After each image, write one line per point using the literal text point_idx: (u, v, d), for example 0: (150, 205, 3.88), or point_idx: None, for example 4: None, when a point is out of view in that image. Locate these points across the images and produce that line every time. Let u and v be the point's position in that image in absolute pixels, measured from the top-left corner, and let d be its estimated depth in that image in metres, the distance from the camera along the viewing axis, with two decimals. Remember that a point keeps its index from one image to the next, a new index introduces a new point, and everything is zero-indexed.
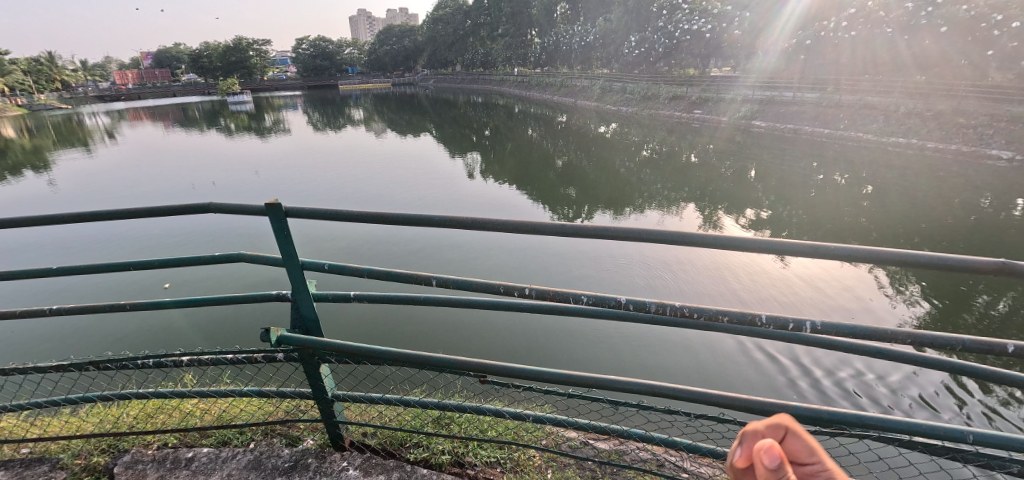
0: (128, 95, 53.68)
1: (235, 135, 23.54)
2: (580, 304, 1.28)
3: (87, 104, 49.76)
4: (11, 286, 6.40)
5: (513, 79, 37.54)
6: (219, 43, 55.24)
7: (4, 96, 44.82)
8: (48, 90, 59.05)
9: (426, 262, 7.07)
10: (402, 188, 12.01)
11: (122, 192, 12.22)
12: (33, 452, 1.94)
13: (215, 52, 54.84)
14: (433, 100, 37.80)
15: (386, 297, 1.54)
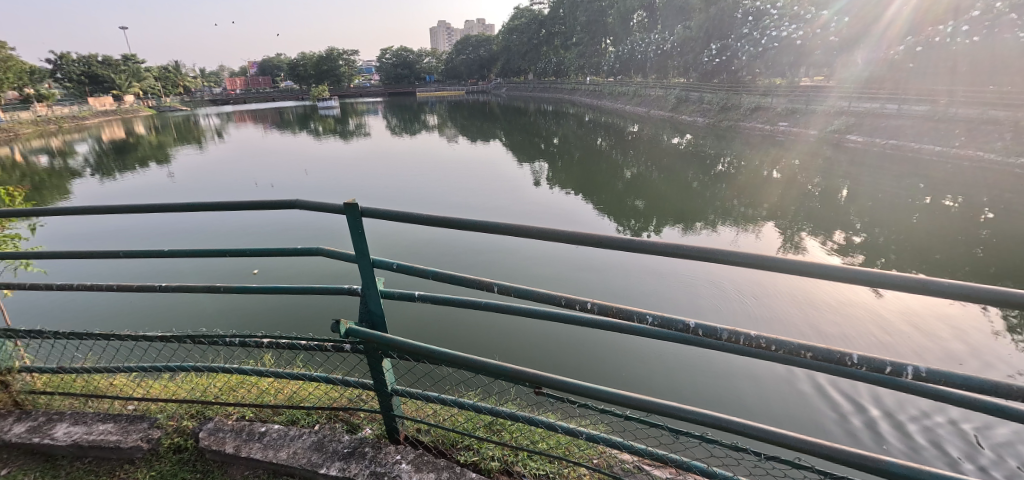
0: (239, 100, 60.79)
1: (323, 137, 25.71)
2: (645, 324, 1.22)
3: (206, 107, 57.08)
4: (135, 262, 7.42)
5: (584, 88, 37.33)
6: (316, 54, 60.89)
7: (144, 99, 52.63)
8: (177, 95, 68.55)
9: (487, 267, 7.23)
10: (470, 193, 12.36)
11: (228, 186, 13.79)
12: (138, 409, 2.20)
13: (312, 62, 60.47)
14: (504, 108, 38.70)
15: (449, 299, 1.57)
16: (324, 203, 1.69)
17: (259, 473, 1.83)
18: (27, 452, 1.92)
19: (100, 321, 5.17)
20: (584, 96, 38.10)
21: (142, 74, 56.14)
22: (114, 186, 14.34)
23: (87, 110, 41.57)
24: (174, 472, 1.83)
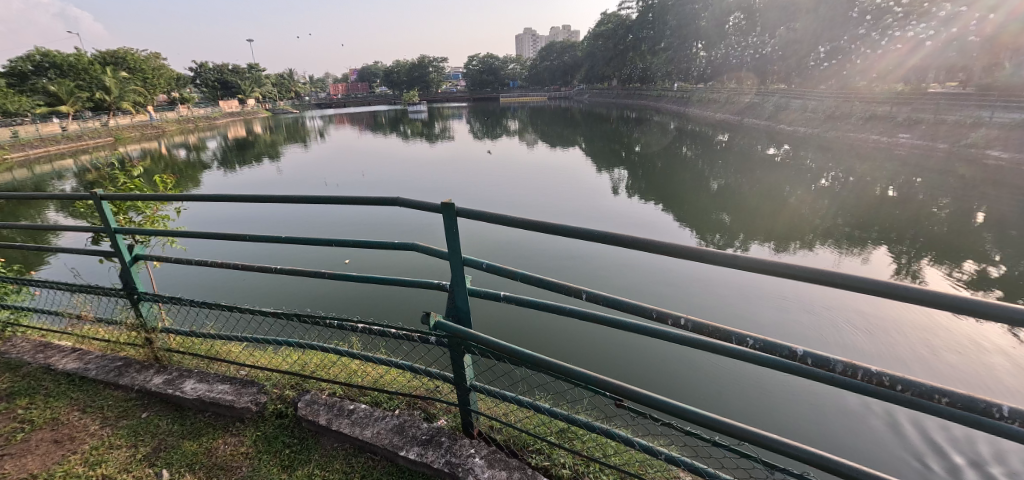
0: (340, 105, 66.78)
1: (411, 140, 27.36)
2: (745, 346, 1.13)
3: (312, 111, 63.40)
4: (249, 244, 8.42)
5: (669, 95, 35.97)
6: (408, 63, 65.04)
7: (262, 103, 59.71)
8: (290, 99, 77.07)
9: (560, 271, 7.23)
10: (549, 198, 12.43)
11: (328, 182, 15.18)
12: (248, 375, 2.46)
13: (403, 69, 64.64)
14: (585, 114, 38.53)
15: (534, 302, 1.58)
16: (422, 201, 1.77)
17: (346, 447, 1.97)
18: (161, 401, 2.23)
19: (218, 294, 5.92)
20: (670, 103, 36.73)
21: (263, 81, 63.81)
22: (239, 177, 16.47)
23: (219, 113, 48.28)
24: (275, 435, 2.02)
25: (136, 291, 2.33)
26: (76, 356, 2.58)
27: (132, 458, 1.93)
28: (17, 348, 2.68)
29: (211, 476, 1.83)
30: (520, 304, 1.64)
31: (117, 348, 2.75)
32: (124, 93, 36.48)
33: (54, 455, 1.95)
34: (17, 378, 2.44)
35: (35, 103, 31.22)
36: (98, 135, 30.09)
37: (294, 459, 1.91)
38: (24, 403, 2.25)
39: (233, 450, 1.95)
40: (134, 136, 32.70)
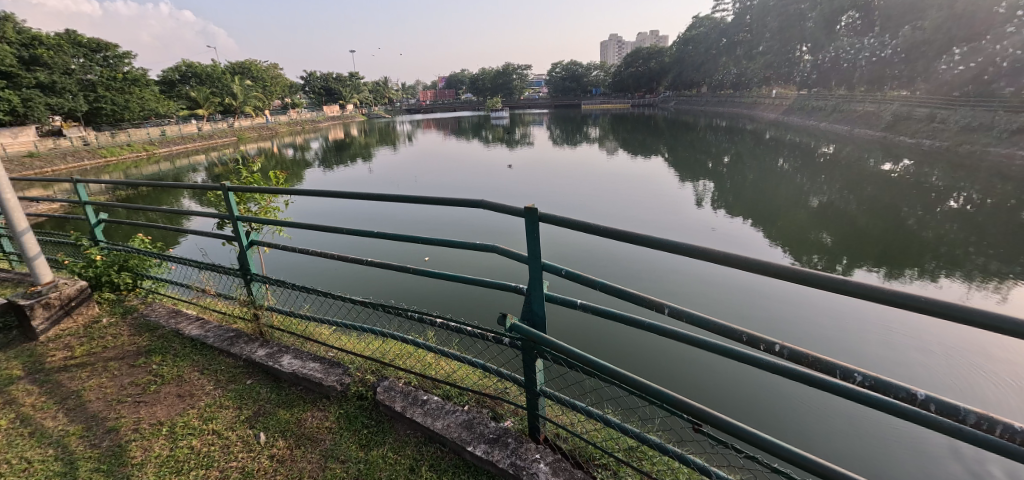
0: (427, 111, 71.01)
1: (492, 145, 28.27)
2: (851, 383, 1.00)
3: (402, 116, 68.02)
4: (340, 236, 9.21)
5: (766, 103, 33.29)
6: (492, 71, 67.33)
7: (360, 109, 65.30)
8: (383, 105, 83.45)
9: (635, 281, 7.00)
10: (627, 207, 12.10)
11: (414, 183, 16.14)
12: (335, 357, 2.67)
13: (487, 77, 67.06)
14: (669, 122, 37.08)
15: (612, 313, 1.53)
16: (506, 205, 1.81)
17: (417, 435, 2.05)
18: (262, 372, 2.50)
19: (311, 279, 6.55)
20: (766, 111, 34.04)
21: (362, 88, 69.74)
22: (338, 175, 18.14)
23: (323, 117, 53.66)
24: (355, 415, 2.16)
25: (249, 272, 2.64)
26: (198, 324, 2.99)
27: (236, 418, 2.17)
28: (155, 312, 3.18)
29: (299, 444, 2.01)
30: (597, 313, 1.60)
31: (230, 321, 3.13)
32: (248, 99, 42.06)
33: (177, 407, 2.26)
34: (153, 338, 2.88)
35: (183, 108, 37.17)
36: (225, 135, 34.95)
37: (371, 439, 2.03)
38: (158, 360, 2.65)
39: (319, 423, 2.13)
40: (254, 137, 37.49)
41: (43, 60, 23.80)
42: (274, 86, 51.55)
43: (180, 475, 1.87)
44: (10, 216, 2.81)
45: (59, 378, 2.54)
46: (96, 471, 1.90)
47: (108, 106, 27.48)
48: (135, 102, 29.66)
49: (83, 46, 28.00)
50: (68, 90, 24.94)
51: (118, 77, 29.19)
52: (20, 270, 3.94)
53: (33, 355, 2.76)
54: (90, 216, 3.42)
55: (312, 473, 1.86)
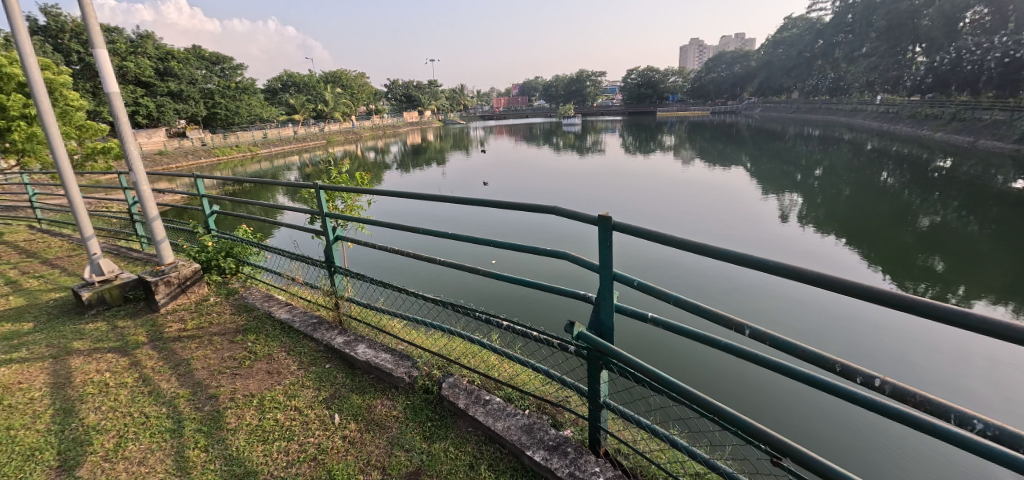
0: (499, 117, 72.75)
1: (562, 152, 28.32)
2: (969, 430, 0.86)
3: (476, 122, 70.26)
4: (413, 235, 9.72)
5: (868, 110, 29.97)
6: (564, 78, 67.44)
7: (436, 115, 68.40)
8: (457, 111, 86.78)
9: (708, 294, 6.62)
10: (703, 219, 11.48)
11: (484, 188, 16.61)
12: (405, 350, 2.81)
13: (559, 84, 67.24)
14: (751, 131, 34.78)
15: (686, 331, 1.43)
16: (578, 213, 1.77)
17: (478, 434, 2.08)
18: (340, 358, 2.69)
19: (384, 274, 6.97)
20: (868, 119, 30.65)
21: (439, 96, 73.16)
22: (415, 178, 19.15)
23: (402, 123, 56.93)
24: (421, 407, 2.25)
25: (333, 264, 2.86)
26: (288, 308, 3.29)
27: (316, 398, 2.36)
28: (252, 295, 3.55)
29: (369, 429, 2.13)
30: (670, 329, 1.50)
31: (314, 308, 3.42)
32: (337, 105, 45.81)
33: (266, 383, 2.50)
34: (250, 318, 3.21)
35: (283, 114, 41.38)
36: (316, 139, 38.34)
37: (434, 432, 2.10)
38: (252, 338, 2.95)
39: (387, 411, 2.24)
40: (342, 140, 40.78)
41: (176, 72, 27.78)
42: (360, 93, 55.67)
43: (266, 443, 2.06)
44: (146, 205, 3.29)
45: (173, 346, 2.92)
46: (199, 431, 2.16)
47: (223, 111, 31.37)
48: (245, 108, 33.55)
49: (206, 59, 32.25)
50: (194, 98, 28.86)
51: (233, 86, 33.25)
52: (150, 252, 4.60)
53: (155, 324, 3.20)
54: (204, 207, 3.90)
55: (379, 457, 1.96)
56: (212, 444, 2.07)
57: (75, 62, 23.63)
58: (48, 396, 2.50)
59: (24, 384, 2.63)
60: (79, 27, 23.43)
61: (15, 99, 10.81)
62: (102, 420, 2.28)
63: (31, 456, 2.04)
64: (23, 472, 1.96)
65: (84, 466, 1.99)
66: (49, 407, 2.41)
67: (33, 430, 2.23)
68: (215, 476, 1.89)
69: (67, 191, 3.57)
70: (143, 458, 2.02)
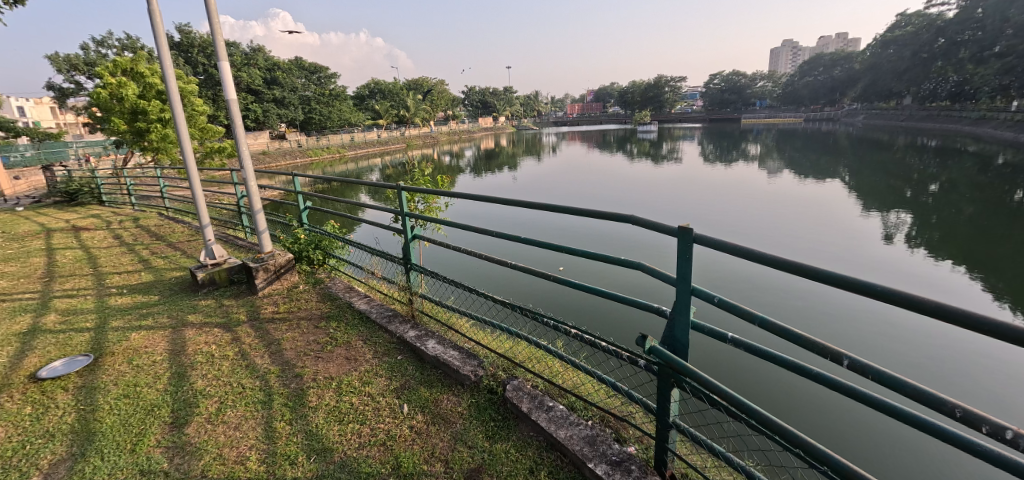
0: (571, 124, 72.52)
1: (636, 160, 27.59)
2: None
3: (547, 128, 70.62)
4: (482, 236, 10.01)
5: (1004, 117, 25.70)
6: (641, 84, 65.80)
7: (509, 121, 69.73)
8: (530, 117, 87.87)
9: (792, 315, 6.07)
10: (790, 235, 10.55)
11: (555, 194, 16.66)
12: (472, 349, 2.88)
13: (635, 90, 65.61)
14: (850, 140, 31.44)
15: (771, 356, 1.29)
16: (656, 223, 1.69)
17: (540, 439, 2.08)
18: (411, 351, 2.83)
19: (453, 274, 7.25)
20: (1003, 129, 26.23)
21: (512, 102, 74.60)
22: (487, 181, 19.70)
23: (476, 128, 58.74)
24: (485, 406, 2.30)
25: (410, 262, 3.02)
26: (366, 299, 3.53)
27: (387, 386, 2.49)
28: (336, 285, 3.85)
29: (434, 421, 2.21)
30: (750, 351, 1.37)
31: (389, 301, 3.63)
32: (418, 111, 48.42)
33: (344, 368, 2.69)
34: (333, 306, 3.49)
35: (369, 119, 44.51)
36: (397, 143, 40.79)
37: (497, 432, 2.13)
38: (334, 325, 3.20)
39: (453, 406, 2.31)
40: (420, 144, 43.03)
41: (281, 81, 31.02)
42: (439, 100, 58.31)
43: (341, 424, 2.22)
44: (253, 199, 3.70)
45: (267, 327, 3.24)
46: (285, 405, 2.38)
47: (318, 116, 34.49)
48: (336, 113, 36.61)
49: (306, 69, 35.70)
50: (294, 104, 32.02)
51: (327, 93, 36.46)
52: (252, 241, 5.17)
53: (254, 305, 3.59)
54: (298, 202, 4.30)
55: (443, 450, 2.02)
56: (295, 419, 2.27)
57: (203, 73, 27.29)
58: (167, 361, 2.89)
59: (150, 348, 3.07)
60: (206, 42, 26.98)
61: (155, 104, 12.71)
62: (207, 386, 2.59)
63: (151, 411, 2.38)
64: (145, 424, 2.29)
65: (191, 425, 2.28)
66: (167, 370, 2.79)
67: (154, 388, 2.60)
68: (297, 448, 2.07)
69: (191, 185, 4.10)
70: (238, 423, 2.27)
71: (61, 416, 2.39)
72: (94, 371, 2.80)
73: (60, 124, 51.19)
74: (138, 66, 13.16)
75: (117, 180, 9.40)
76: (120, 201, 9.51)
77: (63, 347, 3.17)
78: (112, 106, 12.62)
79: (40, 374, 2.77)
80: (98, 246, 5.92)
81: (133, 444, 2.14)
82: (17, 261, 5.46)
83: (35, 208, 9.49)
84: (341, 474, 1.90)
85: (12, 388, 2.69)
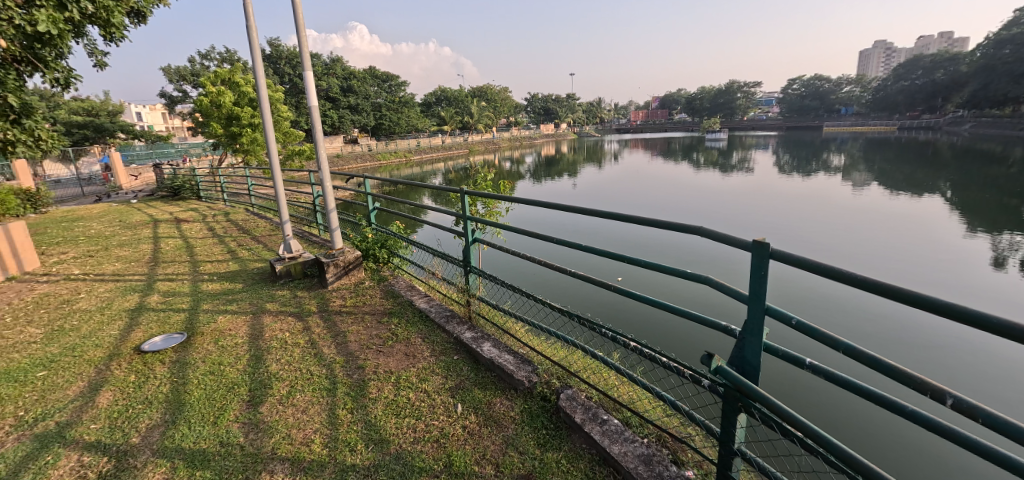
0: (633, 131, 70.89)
1: (702, 169, 26.37)
2: None
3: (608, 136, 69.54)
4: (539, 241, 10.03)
5: None
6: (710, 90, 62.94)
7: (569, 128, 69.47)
8: (591, 124, 87.02)
9: (878, 343, 5.45)
10: (878, 254, 9.55)
11: (614, 202, 16.35)
12: (527, 355, 2.88)
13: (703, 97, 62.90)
14: (956, 151, 27.90)
15: (860, 389, 1.14)
16: (728, 235, 1.55)
17: (593, 452, 2.01)
18: (467, 352, 2.88)
19: (509, 278, 7.35)
20: None
21: (573, 109, 74.33)
22: (546, 188, 19.76)
23: (537, 134, 59.06)
24: (537, 413, 2.28)
25: (469, 264, 3.08)
26: (426, 299, 3.66)
27: (442, 385, 2.56)
28: (399, 283, 4.02)
29: (487, 423, 2.23)
30: (833, 381, 1.21)
31: (448, 302, 3.73)
32: (481, 118, 49.68)
33: (403, 363, 2.79)
34: (395, 303, 3.65)
35: (434, 125, 46.32)
36: (459, 148, 42.06)
37: (548, 441, 2.10)
38: (396, 321, 3.34)
39: (506, 410, 2.32)
40: (481, 150, 44.10)
41: (355, 89, 33.18)
42: (501, 107, 59.49)
43: (398, 417, 2.30)
44: (326, 199, 3.95)
45: (335, 318, 3.46)
46: (347, 395, 2.51)
47: (387, 122, 36.42)
48: (405, 120, 38.49)
49: (378, 78, 37.91)
50: (366, 110, 34.08)
51: (397, 100, 38.43)
52: (325, 237, 5.55)
53: (323, 298, 3.85)
54: (367, 203, 4.56)
55: (494, 453, 2.03)
56: (356, 408, 2.38)
57: (288, 82, 29.86)
58: (247, 343, 3.17)
59: (233, 331, 3.38)
60: (292, 54, 29.52)
61: (247, 110, 14.06)
62: (280, 370, 2.80)
63: (231, 388, 2.62)
64: (226, 399, 2.52)
65: (265, 404, 2.47)
66: (246, 352, 3.05)
67: (235, 368, 2.86)
68: (356, 436, 2.18)
69: (274, 184, 4.47)
70: (305, 407, 2.42)
71: (158, 385, 2.69)
72: (187, 348, 3.13)
73: (171, 127, 58.17)
74: (234, 76, 14.65)
75: (212, 178, 10.51)
76: (214, 196, 10.60)
77: (163, 324, 3.58)
78: (211, 112, 14.14)
79: (144, 347, 3.15)
80: (195, 236, 6.63)
81: (215, 417, 2.36)
82: (131, 247, 6.25)
83: (147, 201, 10.85)
84: (395, 466, 1.97)
85: (121, 357, 3.08)
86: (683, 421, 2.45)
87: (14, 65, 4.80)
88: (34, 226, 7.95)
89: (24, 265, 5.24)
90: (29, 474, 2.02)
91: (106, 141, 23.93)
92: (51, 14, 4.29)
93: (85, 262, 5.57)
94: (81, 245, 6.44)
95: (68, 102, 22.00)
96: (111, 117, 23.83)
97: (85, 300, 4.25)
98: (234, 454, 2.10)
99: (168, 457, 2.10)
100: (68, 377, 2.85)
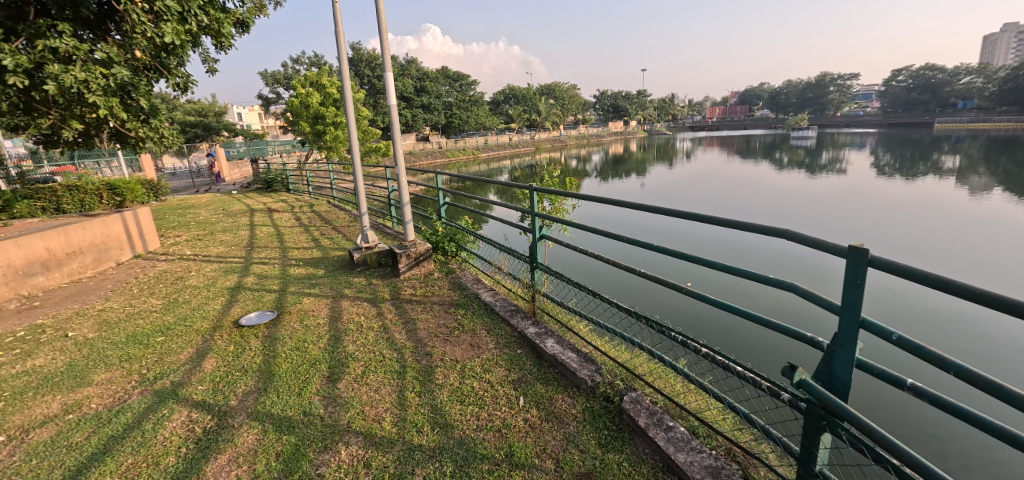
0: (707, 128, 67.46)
1: (786, 169, 24.43)
2: None
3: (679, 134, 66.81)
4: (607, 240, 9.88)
5: None
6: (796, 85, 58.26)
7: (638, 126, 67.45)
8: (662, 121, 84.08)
9: (998, 367, 4.74)
10: (1008, 269, 8.14)
11: (687, 203, 15.59)
12: (589, 353, 2.87)
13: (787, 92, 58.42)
14: None
15: (965, 410, 1.00)
16: (822, 240, 1.41)
17: (657, 459, 1.95)
18: (531, 347, 2.93)
19: (574, 276, 7.33)
20: None
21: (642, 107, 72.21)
22: (613, 186, 19.29)
23: (605, 132, 57.82)
24: (599, 413, 2.26)
25: (536, 261, 3.13)
26: (492, 292, 3.77)
27: (505, 377, 2.62)
28: (465, 276, 4.18)
29: (548, 418, 2.26)
30: (939, 405, 1.08)
31: (512, 297, 3.80)
32: (549, 116, 49.84)
33: (468, 353, 2.91)
34: (461, 295, 3.80)
35: (502, 124, 47.33)
36: (525, 146, 42.46)
37: (610, 442, 2.07)
38: (462, 312, 3.48)
39: (567, 407, 2.33)
40: (548, 147, 44.23)
41: (428, 89, 34.73)
42: (568, 104, 59.15)
43: (462, 404, 2.40)
44: (401, 193, 4.13)
45: (405, 306, 3.67)
46: (415, 379, 2.66)
47: (457, 121, 37.61)
48: (474, 118, 39.62)
49: (450, 78, 39.49)
50: (438, 109, 35.48)
51: (467, 100, 39.64)
52: (398, 230, 5.92)
53: (396, 286, 4.10)
54: (438, 198, 4.75)
55: (554, 449, 2.05)
56: (423, 392, 2.52)
57: (367, 83, 31.95)
58: (328, 324, 3.46)
59: (316, 312, 3.71)
60: (372, 58, 31.57)
61: (331, 110, 15.20)
62: (356, 351, 3.03)
63: (313, 365, 2.88)
64: (308, 374, 2.77)
65: (342, 381, 2.69)
66: (326, 332, 3.33)
67: (317, 346, 3.13)
68: (423, 418, 2.31)
69: (353, 177, 4.74)
70: (377, 387, 2.60)
71: (252, 356, 3.03)
72: (276, 325, 3.48)
73: (269, 127, 64.71)
74: (321, 79, 15.96)
75: (299, 172, 11.55)
76: (300, 188, 11.62)
77: (257, 302, 4.02)
78: (301, 112, 15.51)
79: (242, 322, 3.56)
80: (283, 225, 7.32)
81: (300, 389, 2.61)
82: (230, 232, 7.03)
83: (246, 193, 12.17)
84: (458, 451, 2.07)
85: (223, 329, 3.50)
86: (757, 437, 2.32)
87: (145, 72, 5.58)
88: (157, 212, 9.23)
89: (148, 245, 6.12)
90: (150, 424, 2.37)
91: (214, 139, 27.09)
92: (175, 26, 4.92)
93: (195, 244, 6.36)
94: (191, 229, 7.37)
95: (185, 104, 25.20)
96: (218, 117, 26.89)
97: (194, 278, 4.84)
98: (315, 424, 2.31)
99: (259, 420, 2.36)
100: (181, 343, 3.30)
